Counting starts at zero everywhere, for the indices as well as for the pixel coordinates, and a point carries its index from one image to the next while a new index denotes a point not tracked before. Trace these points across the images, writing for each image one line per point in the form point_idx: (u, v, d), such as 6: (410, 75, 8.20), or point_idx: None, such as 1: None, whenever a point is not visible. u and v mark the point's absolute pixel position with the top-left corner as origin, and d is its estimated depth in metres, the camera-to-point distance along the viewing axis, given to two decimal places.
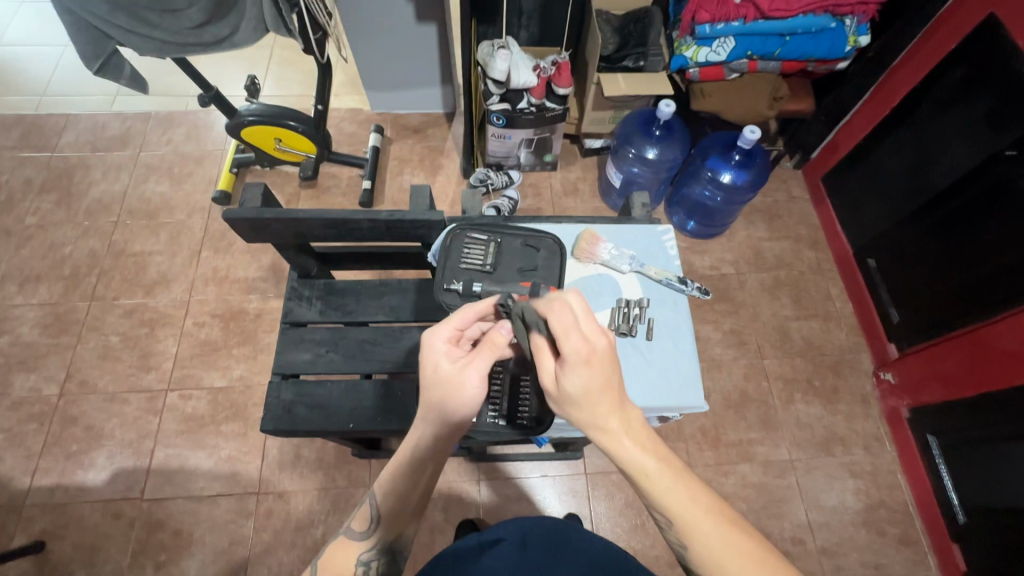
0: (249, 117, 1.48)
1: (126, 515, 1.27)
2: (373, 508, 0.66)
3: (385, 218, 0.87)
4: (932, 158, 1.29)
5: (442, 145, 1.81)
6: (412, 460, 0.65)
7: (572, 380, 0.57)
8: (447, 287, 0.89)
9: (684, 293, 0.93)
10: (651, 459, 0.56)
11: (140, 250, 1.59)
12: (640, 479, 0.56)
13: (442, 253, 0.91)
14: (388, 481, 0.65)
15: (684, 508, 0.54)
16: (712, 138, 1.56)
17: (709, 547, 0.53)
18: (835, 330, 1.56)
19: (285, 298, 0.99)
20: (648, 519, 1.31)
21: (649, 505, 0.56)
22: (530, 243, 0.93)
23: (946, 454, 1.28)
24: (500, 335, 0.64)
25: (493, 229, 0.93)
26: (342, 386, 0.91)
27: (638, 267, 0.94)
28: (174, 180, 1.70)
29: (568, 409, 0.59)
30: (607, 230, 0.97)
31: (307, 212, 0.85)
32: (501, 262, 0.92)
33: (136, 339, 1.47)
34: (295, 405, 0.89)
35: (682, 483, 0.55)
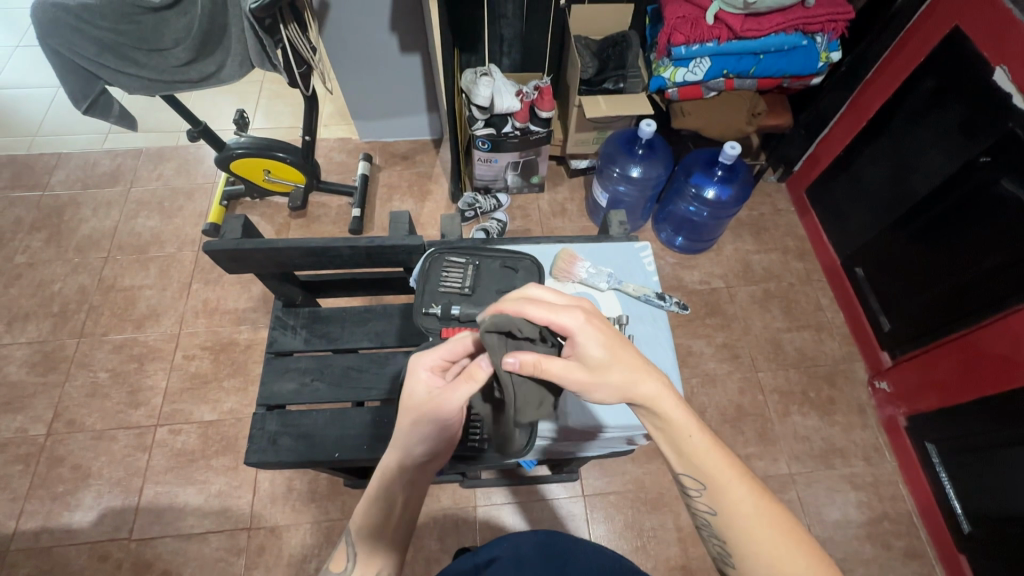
0: (238, 149, 1.49)
1: (113, 556, 1.24)
2: (349, 548, 0.66)
3: (365, 244, 0.87)
4: (911, 167, 1.31)
5: (430, 171, 1.83)
6: (382, 491, 0.67)
7: (590, 347, 0.63)
8: (425, 310, 0.89)
9: (663, 309, 0.93)
10: (691, 423, 0.63)
11: (130, 284, 1.59)
12: (678, 442, 0.62)
13: (421, 277, 0.91)
14: (362, 516, 0.67)
15: (717, 471, 0.61)
16: (694, 155, 1.59)
17: (739, 509, 0.60)
18: (828, 340, 1.56)
19: (270, 327, 0.98)
20: (649, 540, 1.29)
21: (681, 469, 0.63)
22: (508, 264, 0.94)
23: (946, 461, 1.27)
24: (478, 368, 0.65)
25: (471, 252, 0.94)
26: (328, 415, 0.90)
27: (616, 285, 0.94)
28: (164, 214, 1.71)
29: (604, 385, 0.62)
30: (584, 249, 0.98)
31: (288, 241, 0.85)
32: (480, 284, 0.92)
33: (126, 374, 1.46)
34: (280, 436, 0.88)
35: (714, 448, 0.62)
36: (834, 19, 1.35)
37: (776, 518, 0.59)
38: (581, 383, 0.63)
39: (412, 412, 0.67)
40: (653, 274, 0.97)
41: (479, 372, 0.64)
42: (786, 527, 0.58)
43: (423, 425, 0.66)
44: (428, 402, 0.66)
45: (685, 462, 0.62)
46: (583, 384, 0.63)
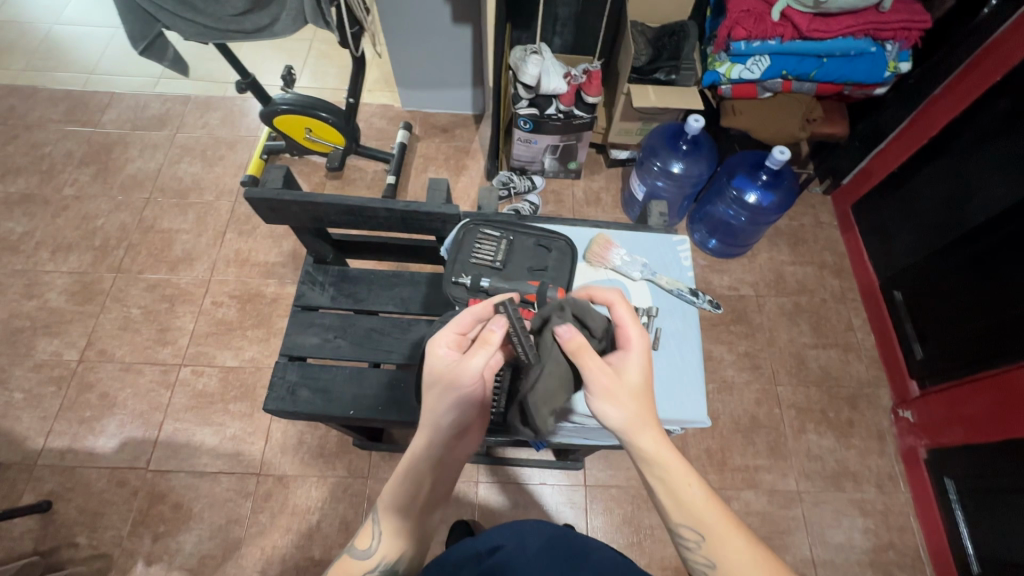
0: (283, 105, 1.50)
1: (130, 484, 1.30)
2: (377, 524, 0.66)
3: (401, 208, 0.87)
4: (969, 192, 1.25)
5: (468, 146, 1.82)
6: (412, 471, 0.66)
7: (632, 366, 0.64)
8: (455, 280, 0.89)
9: (695, 305, 0.91)
10: (684, 470, 0.60)
11: (168, 227, 1.64)
12: (675, 489, 0.59)
13: (454, 246, 0.91)
14: (389, 494, 0.67)
15: (714, 527, 0.58)
16: (739, 156, 1.54)
17: (739, 562, 0.56)
18: (855, 362, 1.52)
19: (299, 281, 1.00)
20: (645, 537, 1.29)
21: (677, 521, 0.59)
22: (542, 243, 0.93)
23: (963, 499, 1.23)
24: (493, 333, 0.66)
25: (507, 227, 0.94)
26: (346, 373, 0.92)
27: (649, 276, 0.93)
28: (206, 162, 1.75)
29: (622, 403, 0.62)
30: (621, 236, 0.97)
31: (325, 197, 0.86)
32: (511, 260, 0.92)
33: (156, 313, 1.51)
34: (298, 386, 0.90)
35: (706, 495, 0.59)
36: (909, 27, 1.30)
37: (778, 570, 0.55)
38: (602, 390, 0.63)
39: (434, 388, 0.67)
40: (689, 269, 0.95)
41: (493, 337, 0.65)
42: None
43: (457, 392, 0.66)
44: (448, 375, 0.66)
45: (681, 511, 0.59)
46: (605, 391, 0.62)
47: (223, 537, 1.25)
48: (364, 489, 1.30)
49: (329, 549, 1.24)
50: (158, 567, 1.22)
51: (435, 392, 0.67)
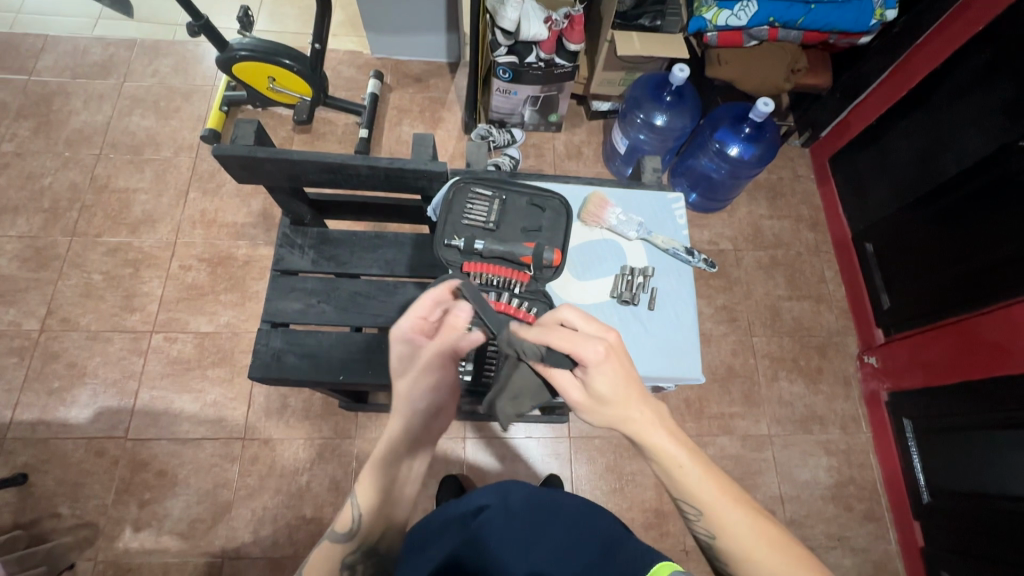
0: (242, 52, 1.40)
1: (109, 453, 1.27)
2: (357, 508, 0.66)
3: (387, 164, 0.83)
4: (943, 145, 1.27)
5: (443, 97, 1.74)
6: (388, 453, 0.69)
7: (598, 379, 0.64)
8: (447, 242, 0.87)
9: (690, 264, 0.92)
10: (682, 452, 0.64)
11: (124, 186, 1.53)
12: (671, 472, 0.64)
13: (445, 206, 0.88)
14: (368, 480, 0.68)
15: (714, 501, 0.62)
16: (723, 108, 1.50)
17: (739, 537, 0.60)
18: (825, 312, 1.58)
19: (276, 244, 0.95)
20: (627, 483, 1.35)
21: (679, 497, 0.64)
22: (536, 202, 0.90)
23: (918, 437, 1.32)
24: (460, 319, 0.74)
25: (499, 185, 0.90)
26: (333, 337, 0.89)
27: (645, 235, 0.93)
28: (160, 114, 1.62)
29: (605, 412, 0.66)
30: (616, 194, 0.95)
31: (303, 153, 0.81)
32: (505, 220, 0.89)
33: (120, 278, 1.43)
34: (284, 353, 0.88)
35: (705, 475, 0.63)
36: None
37: (776, 541, 0.59)
38: (579, 403, 0.68)
39: (410, 370, 0.72)
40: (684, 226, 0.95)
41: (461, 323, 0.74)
42: (790, 551, 0.58)
43: (433, 373, 0.73)
44: (424, 354, 0.73)
45: (680, 489, 0.63)
46: (581, 404, 0.67)
47: (211, 501, 1.25)
48: (352, 449, 1.31)
49: (321, 508, 1.26)
50: (147, 533, 1.22)
51: (410, 374, 0.72)
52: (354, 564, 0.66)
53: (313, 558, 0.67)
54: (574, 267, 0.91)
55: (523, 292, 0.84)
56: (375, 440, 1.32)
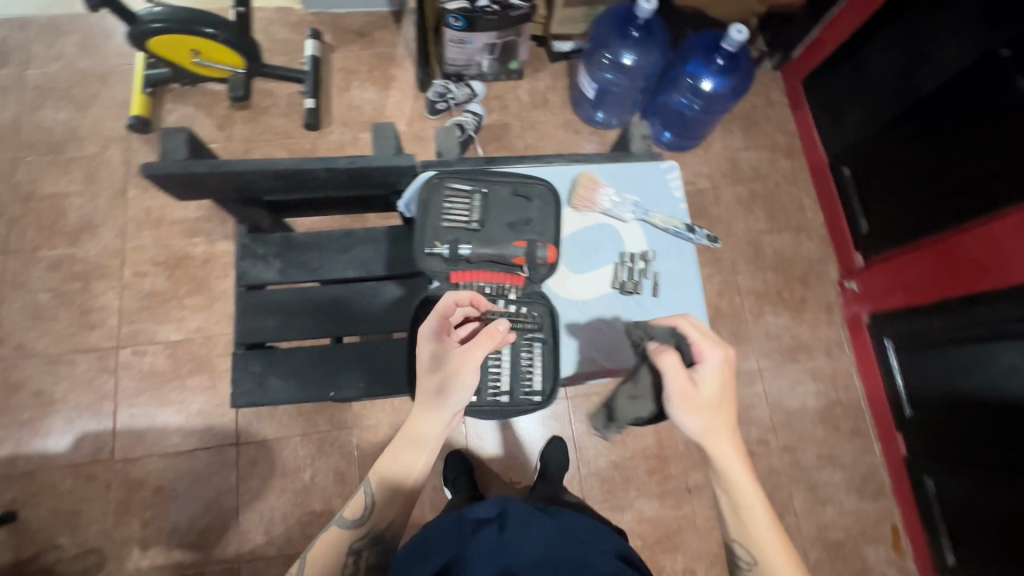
0: (155, 23, 1.22)
1: (99, 477, 1.22)
2: (369, 494, 0.73)
3: (346, 165, 0.76)
4: (921, 59, 1.23)
5: (392, 53, 1.59)
6: (403, 452, 0.74)
7: (708, 384, 0.74)
8: (430, 251, 0.86)
9: (689, 240, 0.97)
10: (750, 480, 0.74)
11: (52, 191, 1.38)
12: (735, 492, 0.74)
13: (422, 209, 0.86)
14: (383, 468, 0.74)
15: (766, 533, 0.72)
16: (694, 40, 1.41)
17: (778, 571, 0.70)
18: (806, 242, 1.58)
19: (237, 256, 0.88)
20: (628, 434, 1.39)
21: (732, 516, 0.74)
22: (519, 191, 0.90)
23: (900, 354, 1.37)
24: (499, 328, 0.74)
25: (476, 179, 0.88)
26: (318, 354, 0.86)
27: (642, 215, 0.97)
28: (75, 104, 1.44)
29: (698, 415, 0.74)
30: (606, 172, 0.97)
31: (245, 162, 0.73)
32: (488, 217, 0.88)
33: (70, 295, 1.32)
34: (267, 376, 0.85)
35: (765, 510, 0.73)
36: None
37: None
38: (681, 401, 0.74)
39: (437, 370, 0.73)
40: (682, 202, 0.99)
41: (498, 332, 0.74)
42: None
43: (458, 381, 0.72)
44: (452, 356, 0.73)
45: (737, 512, 0.73)
46: (685, 401, 0.74)
47: (217, 510, 1.23)
48: (351, 439, 1.29)
49: (330, 500, 1.26)
50: (156, 549, 1.20)
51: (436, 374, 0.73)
52: (360, 551, 0.72)
53: (319, 545, 0.72)
54: (571, 256, 0.95)
55: (518, 296, 0.89)
56: (374, 427, 1.30)
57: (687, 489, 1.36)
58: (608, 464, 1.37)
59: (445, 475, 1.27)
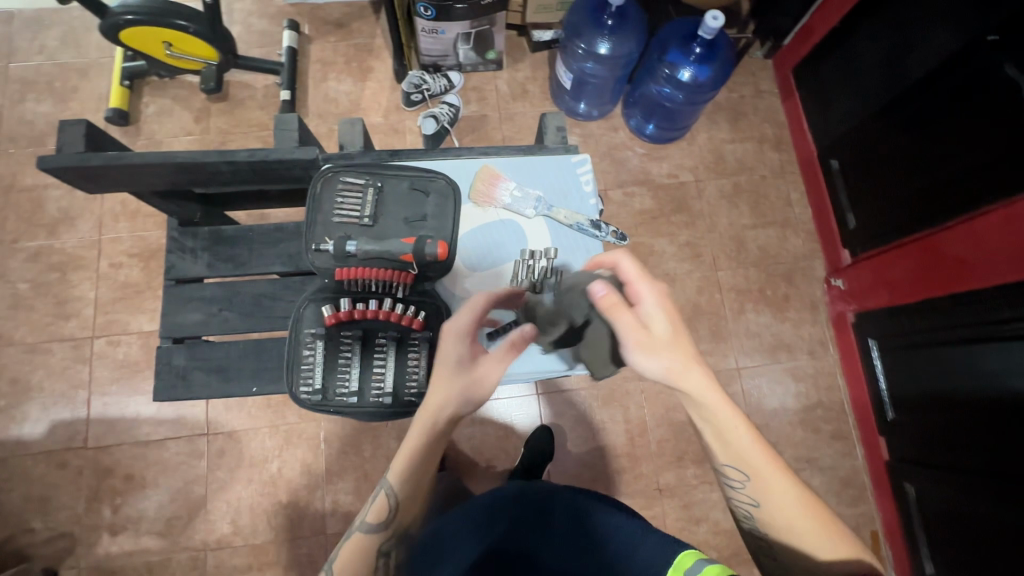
0: (126, 15, 1.22)
1: (72, 464, 1.25)
2: (393, 499, 0.70)
3: (245, 158, 0.82)
4: (909, 45, 1.17)
5: (370, 43, 1.57)
6: (420, 452, 0.70)
7: (656, 318, 0.71)
8: (319, 247, 0.89)
9: (594, 238, 0.98)
10: (735, 417, 0.69)
11: (33, 183, 1.40)
12: (722, 433, 0.69)
13: (315, 203, 0.89)
14: (405, 468, 0.70)
15: (763, 470, 0.68)
16: (671, 28, 1.37)
17: (783, 506, 0.67)
18: (792, 237, 1.52)
19: (166, 251, 0.94)
20: (599, 432, 1.37)
21: (725, 464, 0.70)
22: (416, 186, 0.92)
23: (883, 356, 1.32)
24: None
25: (371, 173, 0.91)
26: (239, 347, 0.92)
27: (545, 211, 0.97)
28: (57, 97, 1.47)
29: (660, 353, 0.69)
30: (511, 167, 0.98)
31: (145, 156, 0.79)
32: (382, 212, 0.90)
33: (48, 285, 1.35)
34: (189, 370, 0.90)
35: (757, 445, 0.69)
36: None
37: (818, 515, 0.66)
38: (637, 345, 0.69)
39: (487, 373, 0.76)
40: (590, 196, 0.99)
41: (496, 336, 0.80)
42: (831, 526, 0.66)
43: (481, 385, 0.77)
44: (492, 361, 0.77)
45: (730, 456, 0.69)
46: (640, 345, 0.69)
47: (185, 498, 1.25)
48: (318, 432, 1.30)
49: (296, 492, 1.27)
50: (125, 536, 1.23)
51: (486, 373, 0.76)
52: (390, 551, 0.71)
53: (347, 555, 0.70)
54: (470, 254, 0.96)
55: (407, 294, 0.91)
56: (341, 421, 1.30)
57: (658, 489, 1.34)
58: (578, 462, 1.35)
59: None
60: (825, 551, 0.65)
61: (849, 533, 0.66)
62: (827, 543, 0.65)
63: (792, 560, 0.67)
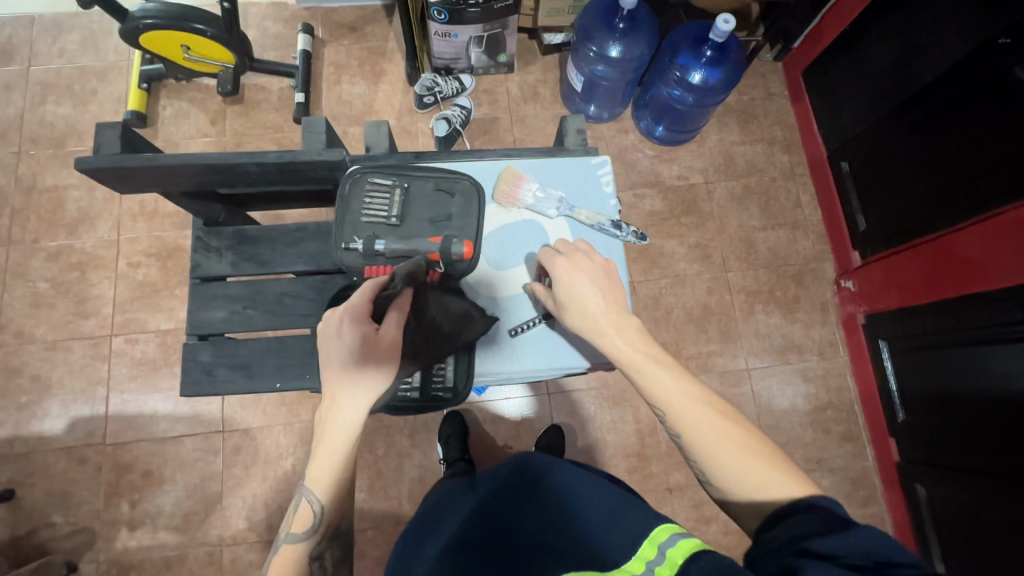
0: (146, 20, 1.25)
1: (91, 460, 1.27)
2: (314, 506, 0.67)
3: (274, 159, 0.85)
4: (919, 48, 1.17)
5: (383, 47, 1.60)
6: (338, 456, 0.67)
7: (565, 285, 0.76)
8: (347, 246, 0.91)
9: (616, 238, 0.97)
10: (640, 354, 0.69)
11: (53, 184, 1.43)
12: (636, 369, 0.68)
13: (343, 204, 0.91)
14: (321, 475, 0.67)
15: (673, 400, 0.65)
16: (682, 30, 1.38)
17: (701, 435, 0.62)
18: (802, 239, 1.53)
19: (192, 250, 0.96)
20: (610, 432, 1.37)
21: (647, 401, 0.67)
22: (442, 188, 0.94)
23: (893, 356, 1.32)
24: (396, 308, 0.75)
25: (398, 175, 0.93)
26: (263, 345, 0.94)
27: (567, 212, 0.97)
28: (77, 99, 1.49)
29: (575, 316, 0.75)
30: (533, 168, 0.98)
31: (176, 156, 0.82)
32: (408, 213, 0.93)
33: (68, 284, 1.37)
34: (214, 366, 0.92)
35: (669, 376, 0.66)
36: None
37: (741, 444, 0.61)
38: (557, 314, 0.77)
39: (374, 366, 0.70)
40: (611, 197, 0.99)
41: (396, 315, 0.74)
42: (753, 451, 0.60)
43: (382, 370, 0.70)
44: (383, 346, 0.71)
45: (646, 392, 0.67)
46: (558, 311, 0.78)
47: (202, 494, 1.27)
48: None
49: None
50: (143, 531, 1.25)
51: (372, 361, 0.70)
52: (322, 555, 0.71)
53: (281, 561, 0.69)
54: (492, 254, 0.95)
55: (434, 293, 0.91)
56: None
57: (668, 488, 1.35)
58: (588, 461, 1.36)
59: (440, 431, 1.29)
60: (782, 490, 0.57)
61: (775, 462, 0.59)
62: (779, 481, 0.58)
63: (750, 515, 0.58)
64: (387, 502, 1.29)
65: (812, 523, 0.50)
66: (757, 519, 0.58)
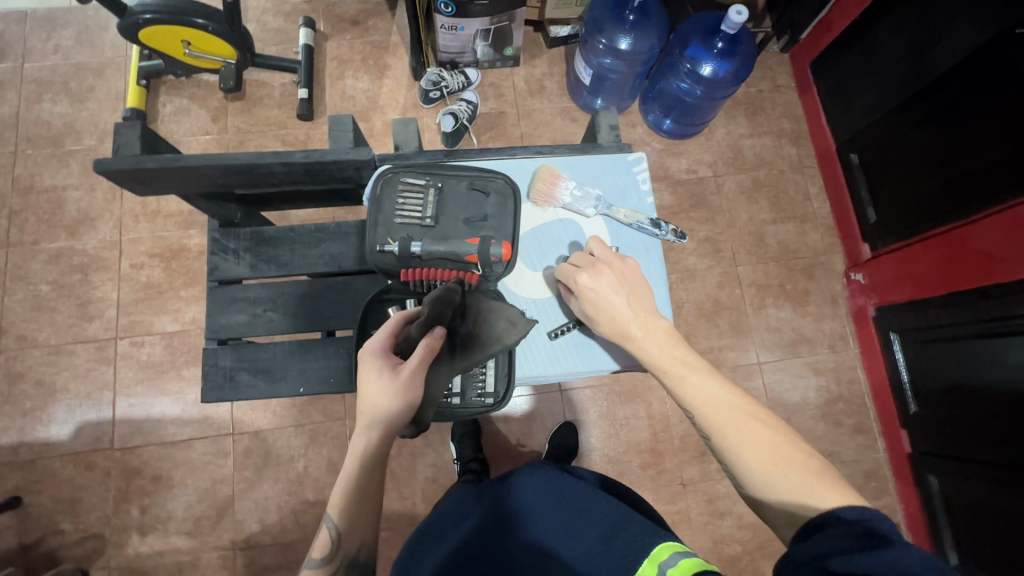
0: (145, 15, 1.21)
1: (99, 465, 1.25)
2: (332, 533, 0.64)
3: (300, 160, 0.84)
4: (934, 38, 1.16)
5: (386, 41, 1.57)
6: (359, 473, 0.65)
7: (591, 290, 0.76)
8: (381, 248, 0.88)
9: (656, 236, 0.96)
10: (669, 358, 0.69)
11: (51, 184, 1.40)
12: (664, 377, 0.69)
13: (376, 204, 0.90)
14: (340, 496, 0.64)
15: (702, 404, 0.65)
16: (693, 23, 1.37)
17: (727, 439, 0.62)
18: (811, 232, 1.53)
19: (209, 252, 0.94)
20: (624, 428, 1.37)
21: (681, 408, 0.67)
22: (476, 186, 0.92)
23: (906, 349, 1.32)
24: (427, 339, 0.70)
25: (432, 174, 0.91)
26: (285, 349, 0.92)
27: (604, 210, 0.96)
28: (73, 97, 1.46)
29: (606, 321, 0.75)
30: (568, 166, 0.97)
31: (201, 159, 0.80)
32: (442, 213, 0.91)
33: (70, 287, 1.34)
34: (236, 371, 0.91)
35: (700, 380, 0.66)
36: None
37: (772, 448, 0.59)
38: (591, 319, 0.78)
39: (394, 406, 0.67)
40: (647, 195, 0.98)
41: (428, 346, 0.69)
42: (786, 454, 0.58)
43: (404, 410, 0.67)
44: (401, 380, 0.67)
45: (678, 400, 0.68)
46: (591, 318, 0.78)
47: (213, 498, 1.25)
48: (344, 430, 1.30)
49: (322, 490, 1.27)
50: (154, 536, 1.23)
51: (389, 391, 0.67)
52: None
53: None
54: (529, 254, 0.94)
55: None
56: None
57: (682, 483, 1.35)
58: (602, 458, 1.35)
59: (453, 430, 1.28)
60: (819, 493, 0.55)
61: (809, 466, 0.57)
62: (816, 486, 0.56)
63: (786, 523, 0.57)
64: (402, 502, 1.28)
65: (847, 541, 0.47)
66: (793, 525, 0.56)
